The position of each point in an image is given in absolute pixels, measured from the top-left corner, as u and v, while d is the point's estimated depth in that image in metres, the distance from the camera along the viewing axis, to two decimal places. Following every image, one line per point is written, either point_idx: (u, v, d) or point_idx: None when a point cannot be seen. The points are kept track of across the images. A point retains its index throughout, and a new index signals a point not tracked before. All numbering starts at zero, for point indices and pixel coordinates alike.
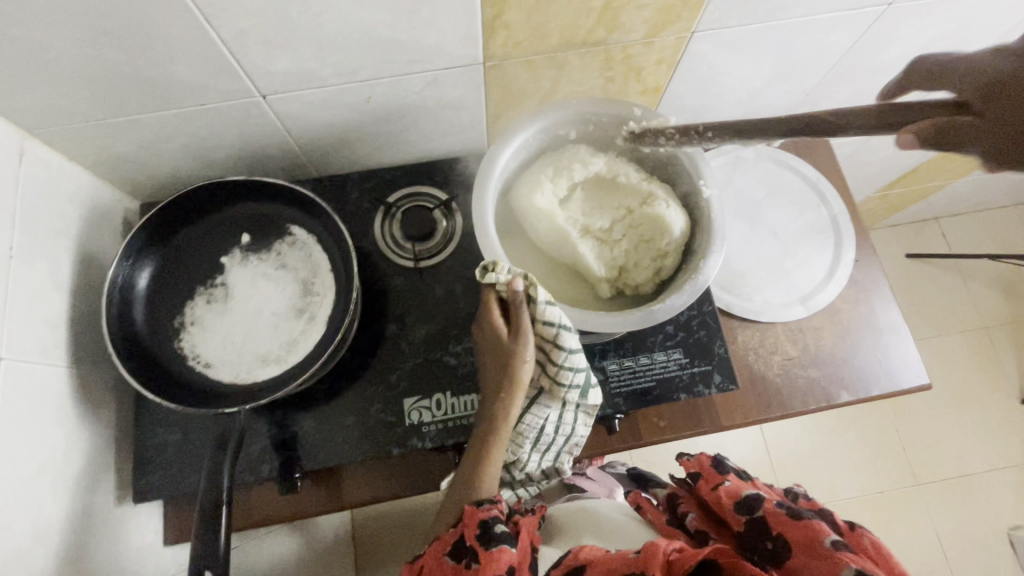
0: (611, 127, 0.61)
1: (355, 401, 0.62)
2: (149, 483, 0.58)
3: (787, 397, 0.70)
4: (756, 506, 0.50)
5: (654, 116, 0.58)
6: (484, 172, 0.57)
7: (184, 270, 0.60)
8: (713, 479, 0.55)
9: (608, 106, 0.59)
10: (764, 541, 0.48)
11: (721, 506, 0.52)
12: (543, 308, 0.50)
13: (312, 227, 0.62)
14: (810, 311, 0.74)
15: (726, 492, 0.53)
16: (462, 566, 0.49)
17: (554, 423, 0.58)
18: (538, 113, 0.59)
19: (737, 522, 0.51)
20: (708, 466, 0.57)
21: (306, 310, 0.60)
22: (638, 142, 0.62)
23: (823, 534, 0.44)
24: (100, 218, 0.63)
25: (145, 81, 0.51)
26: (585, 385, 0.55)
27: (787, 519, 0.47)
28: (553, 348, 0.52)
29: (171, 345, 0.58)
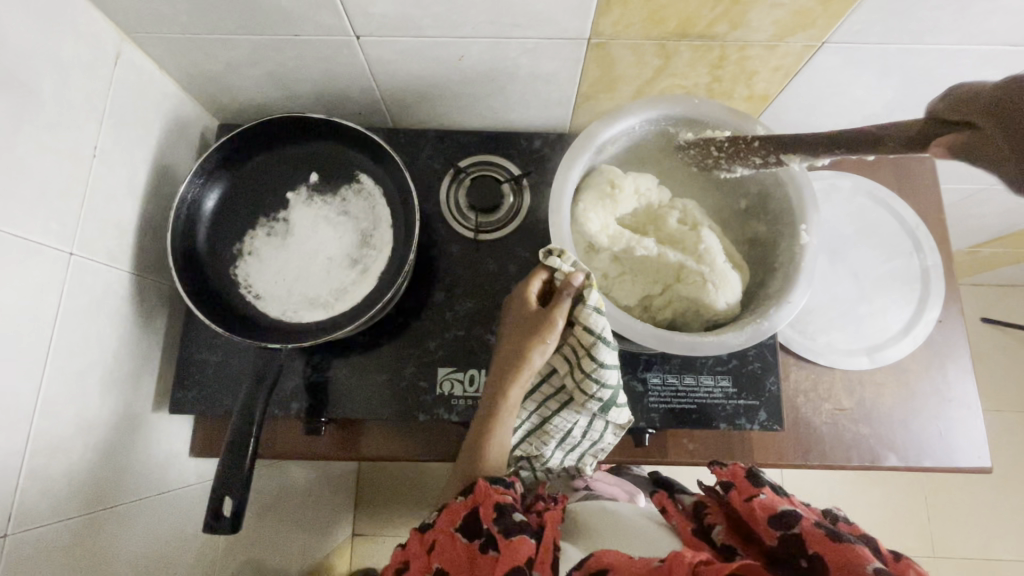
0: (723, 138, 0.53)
1: (392, 359, 0.62)
2: (187, 397, 0.60)
3: (830, 448, 0.67)
4: (791, 521, 0.46)
5: (777, 139, 0.50)
6: (572, 153, 0.52)
7: (251, 199, 0.60)
8: (744, 488, 0.52)
9: (730, 114, 0.51)
10: (798, 558, 0.45)
11: (754, 520, 0.49)
12: (589, 313, 0.48)
13: (380, 178, 0.61)
14: (876, 365, 0.69)
15: (760, 505, 0.49)
16: (475, 544, 0.47)
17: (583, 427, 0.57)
18: (654, 100, 0.52)
19: (769, 536, 0.47)
20: (742, 476, 0.53)
21: (360, 261, 0.59)
22: (747, 162, 0.54)
23: (865, 558, 0.41)
24: (180, 131, 0.63)
25: (246, 3, 0.50)
26: (610, 401, 0.54)
27: (826, 538, 0.44)
28: (585, 356, 0.51)
29: (226, 270, 0.58)
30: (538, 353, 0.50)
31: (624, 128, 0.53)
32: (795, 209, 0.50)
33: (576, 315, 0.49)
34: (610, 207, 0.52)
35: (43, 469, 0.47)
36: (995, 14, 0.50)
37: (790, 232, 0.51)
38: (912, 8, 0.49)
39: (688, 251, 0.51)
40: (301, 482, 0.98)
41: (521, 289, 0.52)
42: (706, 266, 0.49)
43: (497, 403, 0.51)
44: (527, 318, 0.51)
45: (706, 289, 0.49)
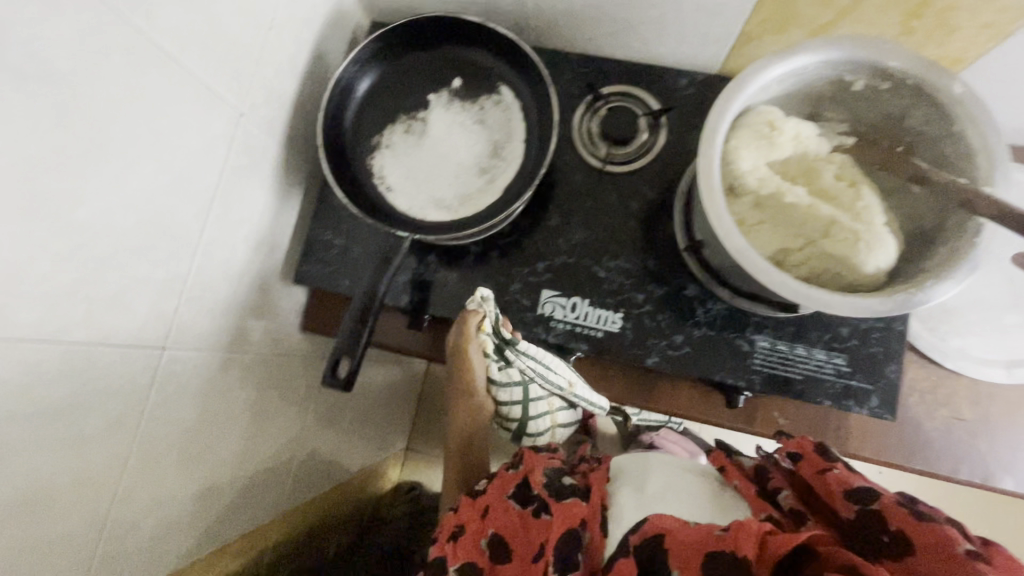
0: (908, 94, 0.48)
1: (499, 272, 0.63)
2: (308, 272, 0.65)
3: (937, 456, 0.62)
4: (871, 497, 0.43)
5: (977, 102, 0.45)
6: (735, 85, 0.48)
7: (395, 95, 0.62)
8: (815, 461, 0.48)
9: (927, 67, 0.46)
10: (878, 534, 0.42)
11: (827, 492, 0.46)
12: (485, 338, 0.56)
13: (520, 93, 0.61)
14: (1011, 381, 0.62)
15: (834, 478, 0.46)
16: (529, 512, 0.52)
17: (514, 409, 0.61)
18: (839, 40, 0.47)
19: (845, 510, 0.44)
20: (810, 448, 0.50)
21: (487, 171, 0.60)
22: (929, 126, 0.48)
23: (958, 541, 0.38)
24: (337, 21, 0.66)
25: None
26: (524, 400, 0.61)
27: (913, 518, 0.41)
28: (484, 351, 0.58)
29: (364, 159, 0.61)
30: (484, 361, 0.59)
31: (797, 67, 0.49)
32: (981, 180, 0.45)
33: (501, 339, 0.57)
34: (765, 150, 0.49)
35: (196, 302, 0.52)
36: None
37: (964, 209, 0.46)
38: None
39: (839, 208, 0.48)
40: (375, 383, 1.04)
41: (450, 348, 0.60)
42: (862, 224, 0.46)
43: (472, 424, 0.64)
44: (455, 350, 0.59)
45: (855, 249, 0.46)
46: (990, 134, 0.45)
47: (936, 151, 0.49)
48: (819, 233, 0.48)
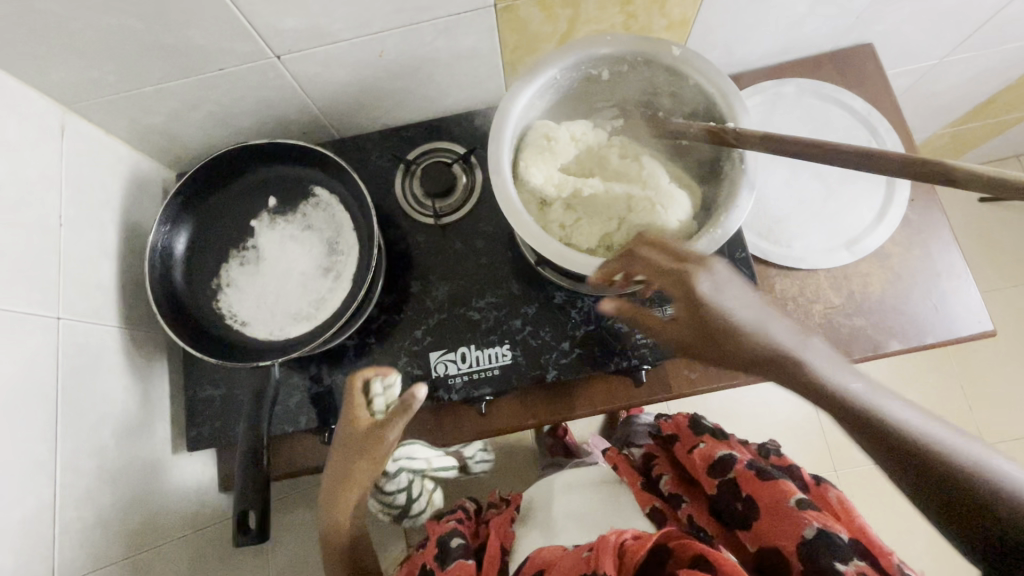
0: (644, 68, 0.54)
1: (384, 355, 0.63)
2: (200, 435, 0.62)
3: (830, 347, 0.67)
4: (726, 467, 0.57)
5: (694, 55, 0.51)
6: (500, 117, 0.53)
7: (218, 234, 0.63)
8: (688, 441, 0.63)
9: (643, 42, 0.52)
10: (734, 500, 0.54)
11: (697, 468, 0.60)
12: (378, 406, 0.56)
13: (333, 187, 0.63)
14: (858, 257, 0.69)
15: (700, 453, 0.60)
16: None
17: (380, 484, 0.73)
18: (567, 48, 0.52)
19: (710, 485, 0.57)
20: (684, 425, 0.65)
21: (331, 269, 0.61)
22: (673, 86, 0.54)
23: (789, 494, 0.50)
24: (140, 188, 0.66)
25: (166, 47, 0.52)
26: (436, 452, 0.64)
27: (757, 480, 0.53)
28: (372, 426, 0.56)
29: (210, 306, 0.61)
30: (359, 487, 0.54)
31: (546, 80, 0.54)
32: (727, 115, 0.51)
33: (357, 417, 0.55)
34: (551, 160, 0.53)
35: (76, 523, 0.49)
36: None
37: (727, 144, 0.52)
38: None
39: (633, 182, 0.53)
40: None
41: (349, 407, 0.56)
42: (652, 190, 0.51)
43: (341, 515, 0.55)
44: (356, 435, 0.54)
45: (655, 211, 0.50)
46: (715, 77, 0.51)
47: (690, 103, 0.55)
48: (626, 208, 0.52)
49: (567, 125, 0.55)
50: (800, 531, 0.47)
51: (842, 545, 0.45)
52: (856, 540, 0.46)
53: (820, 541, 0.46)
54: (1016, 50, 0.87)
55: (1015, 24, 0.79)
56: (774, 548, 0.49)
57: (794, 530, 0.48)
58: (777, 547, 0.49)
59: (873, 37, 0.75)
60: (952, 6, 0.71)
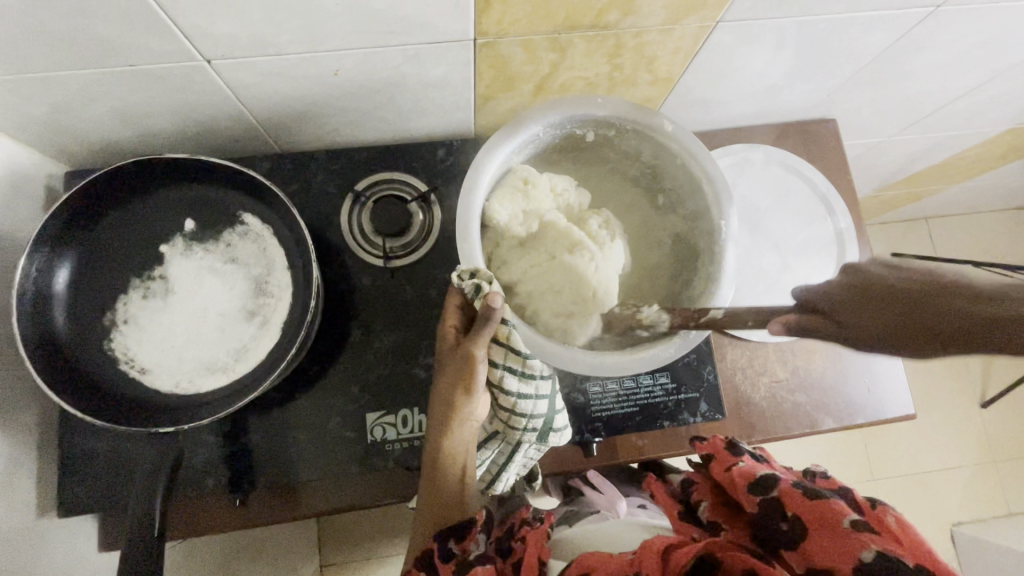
0: (634, 138, 0.52)
1: (312, 412, 0.56)
2: (77, 496, 0.52)
3: (771, 421, 0.68)
4: (768, 485, 0.48)
5: (686, 132, 0.50)
6: (476, 163, 0.49)
7: (116, 258, 0.52)
8: (726, 460, 0.53)
9: (636, 111, 0.50)
10: (778, 522, 0.46)
11: (735, 487, 0.50)
12: (509, 332, 0.45)
13: (266, 217, 0.54)
14: (804, 333, 0.70)
15: (739, 473, 0.51)
16: None
17: (507, 405, 0.48)
18: (556, 104, 0.49)
19: (750, 503, 0.49)
20: (722, 448, 0.55)
21: (257, 312, 0.53)
22: (659, 160, 0.53)
23: (843, 513, 0.43)
24: (15, 187, 0.54)
25: (55, 33, 0.41)
26: (546, 425, 0.51)
27: (804, 498, 0.46)
28: (500, 394, 0.48)
29: (99, 347, 0.50)
30: (467, 393, 0.45)
31: (529, 135, 0.50)
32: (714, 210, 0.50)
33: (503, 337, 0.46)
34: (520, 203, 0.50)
35: None
36: None
37: (710, 230, 0.51)
38: None
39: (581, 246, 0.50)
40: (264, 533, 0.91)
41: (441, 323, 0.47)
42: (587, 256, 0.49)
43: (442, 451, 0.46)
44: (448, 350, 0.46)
45: (593, 295, 0.49)
46: (705, 163, 0.50)
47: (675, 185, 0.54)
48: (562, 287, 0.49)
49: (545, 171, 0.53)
50: (858, 556, 0.40)
51: (906, 567, 0.39)
52: (922, 566, 0.39)
53: (877, 562, 0.39)
54: (951, 138, 0.93)
55: (957, 116, 0.84)
56: (823, 571, 0.42)
57: (850, 549, 0.41)
58: (830, 570, 0.41)
59: (836, 113, 0.77)
60: (909, 96, 0.74)
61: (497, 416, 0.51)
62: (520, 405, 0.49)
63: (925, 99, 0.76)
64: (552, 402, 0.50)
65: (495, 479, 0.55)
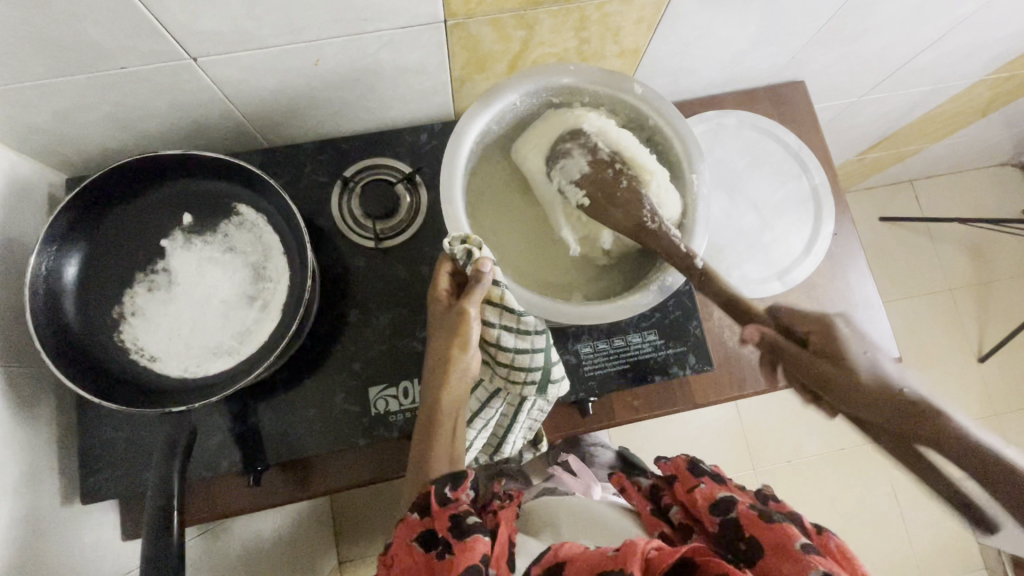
0: (606, 101, 0.56)
1: (317, 390, 0.58)
2: (99, 484, 0.54)
3: (761, 374, 0.70)
4: (727, 508, 0.51)
5: (657, 96, 0.54)
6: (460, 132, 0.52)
7: (120, 255, 0.54)
8: (687, 481, 0.56)
9: (608, 76, 0.54)
10: (737, 541, 0.48)
11: (698, 508, 0.53)
12: (502, 293, 0.47)
13: (260, 206, 0.57)
14: (787, 287, 0.72)
15: (700, 494, 0.54)
16: (433, 555, 0.44)
17: (506, 360, 0.50)
18: (530, 73, 0.53)
19: (711, 523, 0.51)
20: (683, 467, 0.57)
21: (258, 297, 0.55)
22: (632, 124, 0.57)
23: (794, 537, 0.45)
24: (20, 195, 0.56)
25: (50, 41, 0.44)
26: (545, 380, 0.51)
27: (760, 521, 0.47)
28: (498, 351, 0.50)
29: (110, 339, 0.53)
30: (461, 350, 0.48)
31: (507, 104, 0.54)
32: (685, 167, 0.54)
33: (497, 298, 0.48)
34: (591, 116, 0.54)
35: None
36: None
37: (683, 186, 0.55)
38: None
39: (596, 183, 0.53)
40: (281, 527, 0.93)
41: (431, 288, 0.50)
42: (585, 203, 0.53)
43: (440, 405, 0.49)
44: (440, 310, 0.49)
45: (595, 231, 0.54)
46: (674, 121, 0.54)
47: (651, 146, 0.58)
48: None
49: (551, 115, 0.56)
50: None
51: None
52: None
53: None
54: (922, 93, 0.96)
55: (923, 71, 0.87)
56: None
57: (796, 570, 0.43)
58: None
59: (804, 75, 0.79)
60: (872, 52, 0.77)
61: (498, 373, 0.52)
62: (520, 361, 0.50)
63: (888, 54, 0.78)
64: (551, 357, 0.51)
65: (502, 440, 0.58)
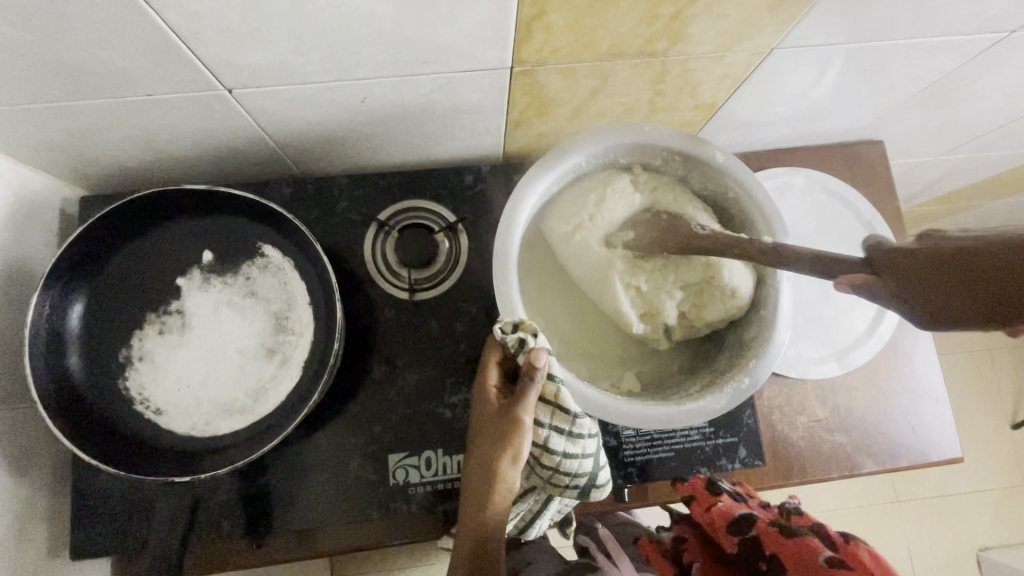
0: (681, 167, 0.51)
1: (333, 453, 0.54)
2: (90, 539, 0.50)
3: (810, 464, 0.64)
4: (749, 527, 0.51)
5: (740, 167, 0.48)
6: (517, 198, 0.47)
7: (131, 293, 0.50)
8: (704, 499, 0.53)
9: (687, 142, 0.48)
10: (760, 559, 0.50)
11: (715, 528, 0.52)
12: (557, 389, 0.44)
13: (287, 249, 0.52)
14: (846, 370, 0.66)
15: (717, 513, 0.51)
16: None
17: (550, 463, 0.46)
18: (600, 134, 0.48)
19: (730, 544, 0.52)
20: (701, 487, 0.54)
21: (277, 350, 0.50)
22: (708, 191, 0.51)
23: (816, 551, 0.47)
24: (28, 215, 0.51)
25: (70, 65, 0.39)
26: (589, 484, 0.48)
27: (782, 538, 0.49)
28: (545, 453, 0.46)
29: (113, 386, 0.48)
30: (511, 462, 0.42)
31: (571, 165, 0.49)
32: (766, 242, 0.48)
33: (551, 396, 0.44)
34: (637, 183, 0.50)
35: None
36: (948, 7, 0.45)
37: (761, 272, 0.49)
38: (864, 8, 0.43)
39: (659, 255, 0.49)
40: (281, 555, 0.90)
41: (477, 385, 0.46)
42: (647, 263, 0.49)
43: (484, 530, 0.41)
44: (488, 413, 0.44)
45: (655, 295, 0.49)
46: (760, 198, 0.48)
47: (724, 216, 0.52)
48: (695, 293, 0.49)
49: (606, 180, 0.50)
50: None
51: None
52: None
53: None
54: (1001, 157, 0.88)
55: (1011, 137, 0.79)
56: None
57: None
58: None
59: (884, 135, 0.72)
60: (964, 117, 0.70)
61: (535, 474, 0.48)
62: (565, 464, 0.46)
63: (980, 121, 0.71)
64: (599, 463, 0.47)
65: (529, 524, 0.52)
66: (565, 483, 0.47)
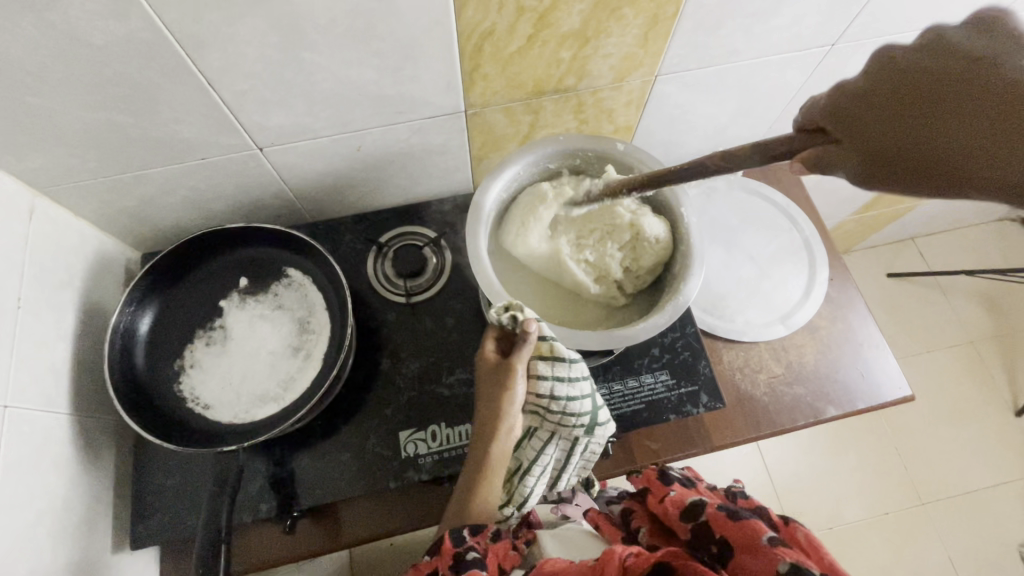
0: (596, 160, 0.65)
1: (352, 436, 0.63)
2: (148, 530, 0.58)
3: (776, 415, 0.71)
4: (697, 511, 0.50)
5: (636, 150, 0.62)
6: (476, 206, 0.61)
7: (185, 315, 0.62)
8: (660, 491, 0.55)
9: (592, 141, 0.63)
10: (708, 545, 0.47)
11: (667, 515, 0.52)
12: (551, 345, 0.53)
13: (306, 269, 0.65)
14: (791, 329, 0.76)
15: (671, 502, 0.53)
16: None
17: (558, 408, 0.55)
18: (527, 148, 0.63)
19: (683, 530, 0.50)
20: (655, 478, 0.57)
21: (302, 347, 0.62)
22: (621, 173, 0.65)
23: (760, 531, 0.44)
24: (104, 268, 0.66)
25: (152, 139, 0.55)
26: (591, 422, 0.58)
27: (727, 520, 0.47)
28: (552, 401, 0.55)
29: (171, 389, 0.59)
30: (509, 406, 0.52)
31: (512, 174, 0.63)
32: (671, 197, 0.62)
33: (546, 351, 0.54)
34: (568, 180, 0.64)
35: None
36: (772, 31, 0.62)
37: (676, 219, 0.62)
38: (709, 38, 0.61)
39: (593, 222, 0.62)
40: None
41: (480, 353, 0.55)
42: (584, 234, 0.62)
43: (485, 459, 0.52)
44: (488, 372, 0.54)
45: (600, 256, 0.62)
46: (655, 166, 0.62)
47: None
48: (632, 251, 0.62)
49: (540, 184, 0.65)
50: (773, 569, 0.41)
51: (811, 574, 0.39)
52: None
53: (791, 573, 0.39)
54: None
55: None
56: None
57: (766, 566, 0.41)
58: None
59: None
60: None
61: (544, 419, 0.57)
62: (574, 407, 0.55)
63: None
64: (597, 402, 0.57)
65: (558, 477, 0.61)
66: (574, 424, 0.56)
